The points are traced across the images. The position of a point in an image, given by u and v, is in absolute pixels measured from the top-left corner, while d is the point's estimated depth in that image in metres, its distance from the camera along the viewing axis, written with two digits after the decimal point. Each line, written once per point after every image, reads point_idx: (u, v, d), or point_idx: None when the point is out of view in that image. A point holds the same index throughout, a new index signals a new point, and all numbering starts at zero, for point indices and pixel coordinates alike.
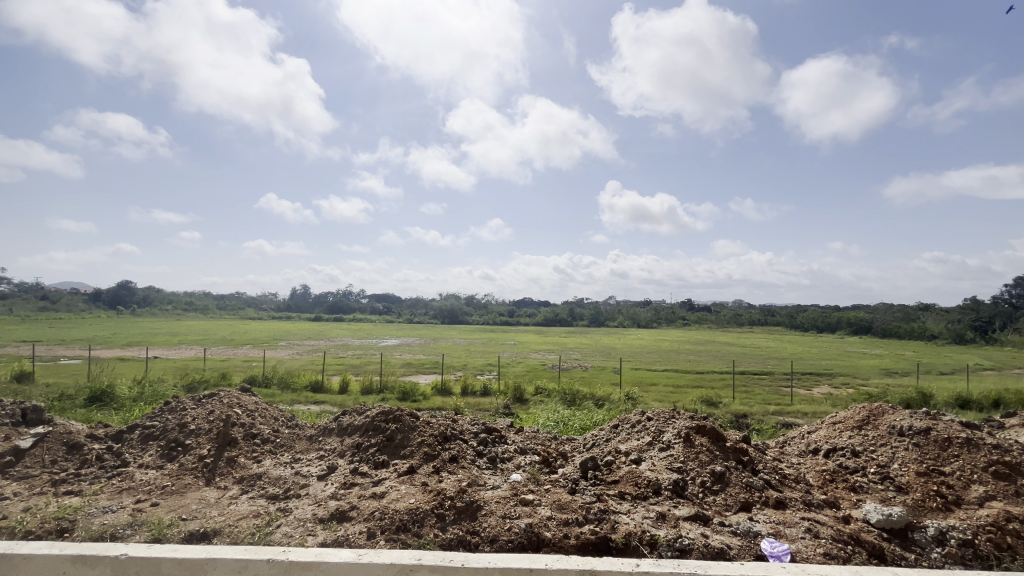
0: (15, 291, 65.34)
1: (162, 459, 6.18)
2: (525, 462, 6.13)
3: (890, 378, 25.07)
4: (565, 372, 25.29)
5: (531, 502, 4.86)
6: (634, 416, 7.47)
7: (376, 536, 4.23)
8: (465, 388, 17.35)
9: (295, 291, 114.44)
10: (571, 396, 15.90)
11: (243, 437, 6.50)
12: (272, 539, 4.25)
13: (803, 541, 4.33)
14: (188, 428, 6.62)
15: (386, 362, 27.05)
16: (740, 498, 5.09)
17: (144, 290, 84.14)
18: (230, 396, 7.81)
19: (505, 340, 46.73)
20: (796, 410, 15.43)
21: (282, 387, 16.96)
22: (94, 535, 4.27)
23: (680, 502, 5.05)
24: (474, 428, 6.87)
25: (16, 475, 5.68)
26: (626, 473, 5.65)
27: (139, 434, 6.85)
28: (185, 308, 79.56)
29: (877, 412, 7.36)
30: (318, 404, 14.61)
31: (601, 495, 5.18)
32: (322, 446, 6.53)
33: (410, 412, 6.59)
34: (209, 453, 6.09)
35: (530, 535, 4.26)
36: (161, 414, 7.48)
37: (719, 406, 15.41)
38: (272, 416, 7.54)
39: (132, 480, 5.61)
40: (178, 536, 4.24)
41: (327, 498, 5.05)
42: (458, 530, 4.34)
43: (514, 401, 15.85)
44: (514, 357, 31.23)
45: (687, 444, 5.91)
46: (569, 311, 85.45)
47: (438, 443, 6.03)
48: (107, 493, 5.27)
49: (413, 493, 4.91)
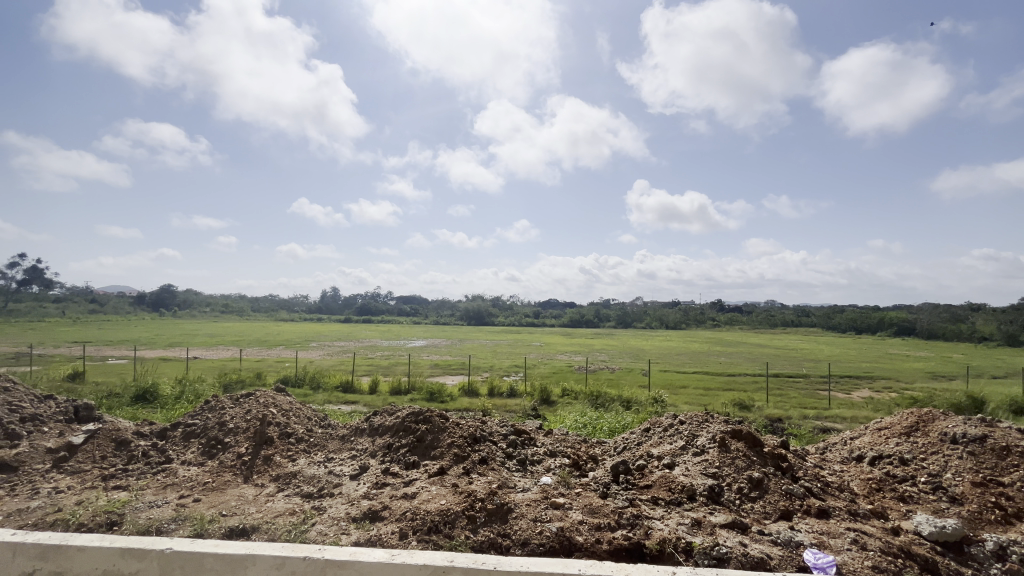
0: (68, 295, 69.64)
1: (204, 456, 6.39)
2: (555, 465, 6.06)
3: (936, 382, 23.88)
4: (593, 373, 25.15)
5: (562, 505, 4.81)
6: (666, 419, 7.33)
7: (407, 537, 4.26)
8: (492, 389, 17.41)
9: (326, 293, 117.99)
10: (599, 397, 15.81)
11: (278, 435, 6.66)
12: (307, 536, 4.33)
13: (850, 553, 4.13)
14: (226, 427, 6.83)
15: (414, 363, 27.38)
16: (780, 506, 4.90)
17: (184, 293, 87.85)
18: (266, 395, 8.02)
19: (532, 341, 46.44)
20: (836, 415, 14.88)
21: (314, 387, 17.45)
22: (140, 528, 4.45)
23: (716, 509, 4.90)
24: (504, 430, 6.86)
25: (70, 469, 5.98)
26: (659, 478, 5.52)
27: (181, 432, 7.10)
28: (222, 309, 82.96)
29: (927, 419, 6.96)
30: (349, 404, 14.96)
31: (633, 500, 5.08)
32: (354, 446, 6.63)
33: (439, 413, 6.64)
34: (247, 451, 6.27)
35: (561, 540, 4.21)
36: (201, 412, 7.74)
37: (752, 410, 15.01)
38: (305, 416, 7.72)
39: (175, 477, 5.81)
40: (219, 531, 4.38)
41: (360, 498, 5.11)
42: (490, 533, 4.33)
43: (541, 403, 15.89)
44: (540, 359, 31.10)
45: (723, 449, 5.73)
46: (595, 313, 84.91)
47: (468, 445, 6.04)
48: (153, 489, 5.48)
49: (444, 494, 4.93)
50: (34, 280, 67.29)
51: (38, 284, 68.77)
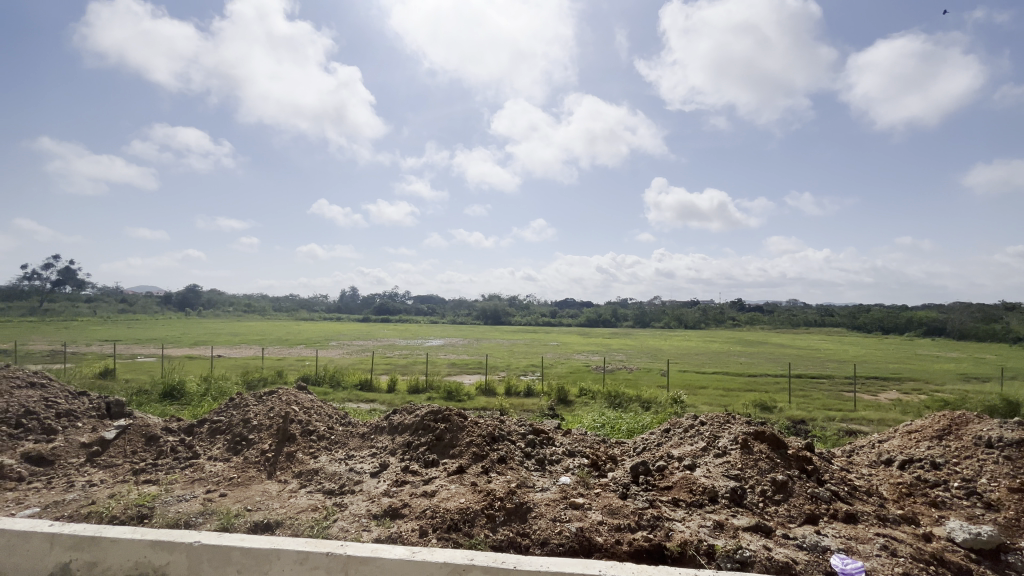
0: (99, 295, 72.12)
1: (229, 451, 6.54)
2: (574, 465, 6.03)
3: (968, 384, 23.06)
4: (610, 373, 24.97)
5: (581, 506, 4.79)
6: (686, 420, 7.23)
7: (428, 534, 4.29)
8: (509, 389, 17.42)
9: (346, 293, 119.79)
10: (617, 397, 15.68)
11: (300, 433, 6.78)
12: (329, 532, 4.39)
13: (879, 559, 4.02)
14: (251, 424, 6.98)
15: (431, 362, 27.60)
16: (805, 510, 4.80)
17: (208, 293, 90.15)
18: (289, 393, 8.17)
19: (548, 341, 46.31)
20: (862, 417, 14.48)
21: (334, 385, 17.71)
22: (170, 521, 4.57)
23: (739, 511, 4.81)
24: (522, 429, 6.86)
25: (103, 463, 6.18)
26: (679, 478, 5.46)
27: (207, 428, 7.28)
28: (245, 309, 84.85)
29: (960, 422, 6.73)
30: (368, 402, 15.15)
31: (653, 501, 5.03)
32: (374, 444, 6.70)
33: (458, 411, 6.68)
34: (271, 448, 6.41)
35: (581, 540, 4.19)
36: (226, 409, 7.93)
37: (774, 411, 14.72)
38: (327, 413, 7.85)
39: (203, 471, 5.97)
40: (245, 525, 4.47)
41: (380, 495, 5.17)
42: (509, 531, 4.33)
43: (558, 402, 15.84)
44: (557, 359, 31.02)
45: (745, 451, 5.64)
46: (612, 313, 84.29)
47: (486, 443, 6.06)
48: (181, 483, 5.64)
49: (463, 493, 4.95)
50: (67, 281, 69.99)
51: (71, 284, 71.45)
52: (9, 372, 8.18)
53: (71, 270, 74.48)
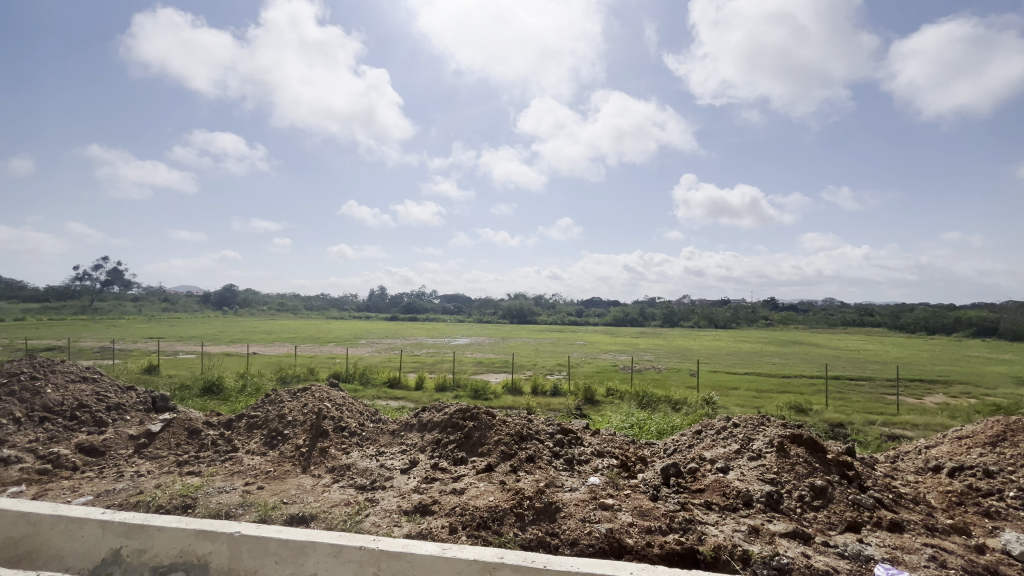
0: (143, 295, 75.66)
1: (266, 446, 6.75)
2: (603, 465, 5.97)
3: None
4: (638, 373, 24.63)
5: (611, 507, 4.73)
6: (719, 422, 7.06)
7: (457, 531, 4.32)
8: (535, 387, 17.41)
9: (374, 292, 122.16)
10: (645, 397, 15.45)
11: (333, 429, 6.95)
12: (362, 527, 4.48)
13: (927, 571, 3.84)
14: (286, 419, 7.20)
15: (458, 361, 27.80)
16: (847, 517, 4.61)
17: (244, 292, 93.38)
18: (321, 390, 8.38)
19: (575, 340, 46.08)
20: (906, 421, 13.82)
21: (364, 382, 18.07)
22: (212, 511, 4.76)
23: (775, 517, 4.66)
24: (550, 429, 6.84)
25: (150, 455, 6.48)
26: (713, 482, 5.32)
27: (245, 423, 7.54)
28: (278, 308, 87.48)
29: (1015, 428, 6.34)
30: (397, 400, 15.39)
31: (685, 504, 4.92)
32: (404, 441, 6.80)
33: (486, 410, 6.70)
34: (305, 443, 6.58)
35: (611, 541, 4.15)
36: (262, 405, 8.19)
37: (811, 414, 14.22)
38: (358, 410, 8.02)
39: (242, 465, 6.18)
40: (281, 518, 4.60)
41: (410, 491, 5.24)
42: (538, 531, 4.32)
43: (585, 402, 15.72)
44: (584, 358, 30.79)
45: (781, 454, 5.47)
46: (639, 311, 83.17)
47: (515, 442, 6.06)
48: (221, 475, 5.85)
49: (492, 491, 4.97)
50: (115, 281, 73.73)
51: (118, 284, 75.23)
52: (65, 367, 8.69)
53: (118, 271, 78.50)
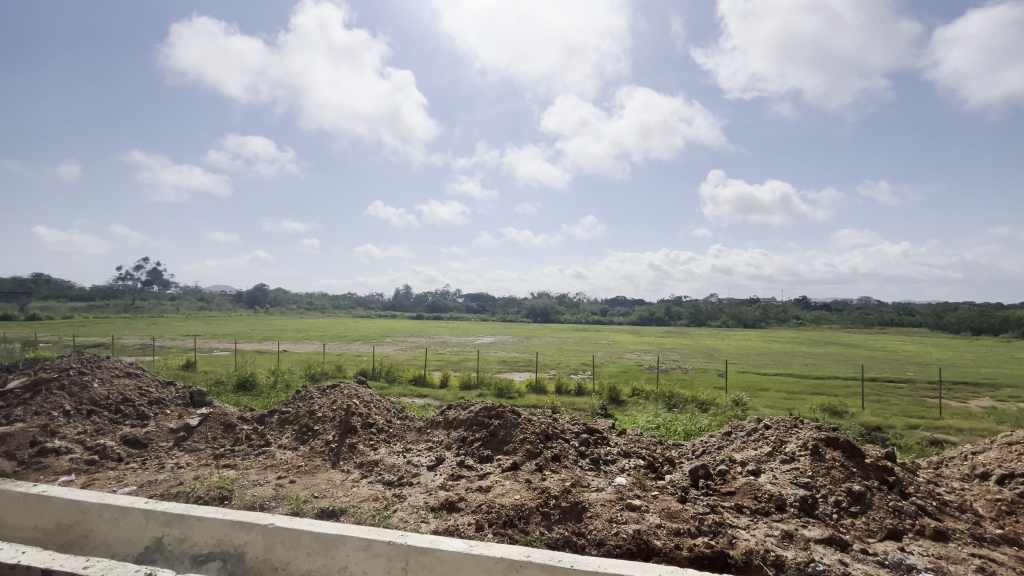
0: (181, 294, 78.70)
1: (297, 441, 6.93)
2: (630, 466, 5.90)
3: None
4: (664, 373, 24.28)
5: (638, 508, 4.68)
6: (749, 423, 6.89)
7: (484, 529, 4.35)
8: (559, 386, 17.37)
9: (399, 292, 123.96)
10: (672, 398, 15.22)
11: (361, 425, 7.09)
12: (390, 522, 4.55)
13: None
14: (316, 415, 7.37)
15: (483, 359, 27.94)
16: (887, 524, 4.44)
17: (275, 292, 96.07)
18: (350, 387, 8.55)
19: (599, 339, 45.70)
20: (949, 426, 13.20)
21: (390, 380, 18.39)
22: (247, 503, 4.92)
23: (810, 522, 4.52)
24: (576, 428, 6.80)
25: (189, 447, 6.74)
26: (743, 484, 5.20)
27: (277, 418, 7.77)
28: (307, 307, 89.66)
29: None
30: (422, 397, 15.58)
31: (715, 507, 4.82)
32: (430, 438, 6.88)
33: (511, 409, 6.71)
34: (334, 439, 6.73)
35: (638, 542, 4.10)
36: (293, 401, 8.40)
37: (846, 416, 13.74)
38: (385, 407, 8.15)
39: (274, 459, 6.36)
40: (313, 511, 4.72)
41: (437, 488, 5.30)
42: (564, 530, 4.30)
43: (610, 402, 15.59)
44: (608, 357, 30.54)
45: (816, 457, 5.30)
46: (665, 310, 81.89)
47: (540, 441, 6.05)
48: (255, 469, 6.04)
49: (518, 489, 4.98)
50: (154, 281, 76.91)
51: (158, 284, 78.44)
52: (110, 362, 9.11)
53: (157, 271, 81.88)
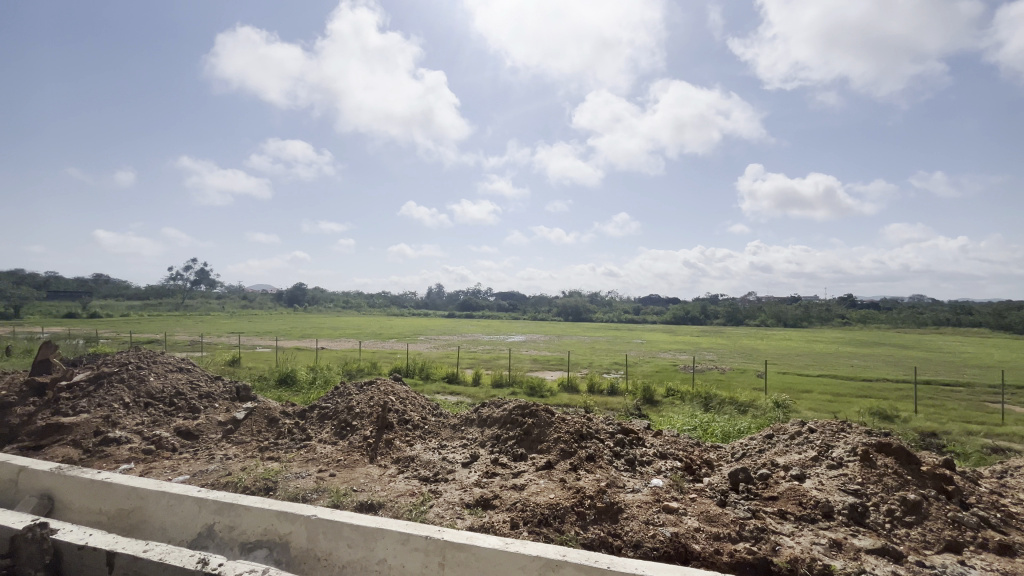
0: (226, 293, 82.28)
1: (337, 435, 7.13)
2: (666, 467, 5.78)
3: None
4: (700, 373, 23.71)
5: (675, 510, 4.58)
6: (792, 426, 6.63)
7: (519, 527, 4.36)
8: (592, 386, 17.22)
9: (432, 291, 125.76)
10: (708, 399, 14.85)
11: (397, 421, 7.23)
12: (426, 517, 4.63)
13: None
14: (354, 411, 7.56)
15: (514, 358, 28.00)
16: (945, 535, 4.19)
17: (313, 291, 99.19)
18: (386, 383, 8.73)
19: (632, 338, 45.01)
20: (1012, 433, 12.33)
21: (423, 377, 18.69)
22: (291, 495, 5.10)
23: (860, 531, 4.31)
24: (610, 428, 6.71)
25: (236, 440, 7.05)
26: (787, 489, 5.01)
27: (317, 413, 8.01)
28: (344, 305, 92.16)
29: None
30: (455, 395, 15.76)
31: (757, 512, 4.66)
32: (465, 435, 6.94)
33: (545, 407, 6.70)
34: (372, 434, 6.88)
35: (676, 545, 4.01)
36: (332, 397, 8.64)
37: (897, 421, 13.03)
38: (420, 404, 8.28)
39: (315, 452, 6.57)
40: (352, 504, 4.85)
41: (472, 485, 5.34)
42: (600, 531, 4.26)
43: (644, 402, 15.34)
44: (642, 357, 30.05)
45: (866, 464, 5.05)
46: (700, 308, 79.85)
47: (574, 441, 6.01)
48: (298, 462, 6.26)
49: (552, 489, 4.96)
50: (202, 281, 80.71)
51: (205, 284, 82.33)
52: (164, 358, 9.63)
53: (205, 271, 85.91)
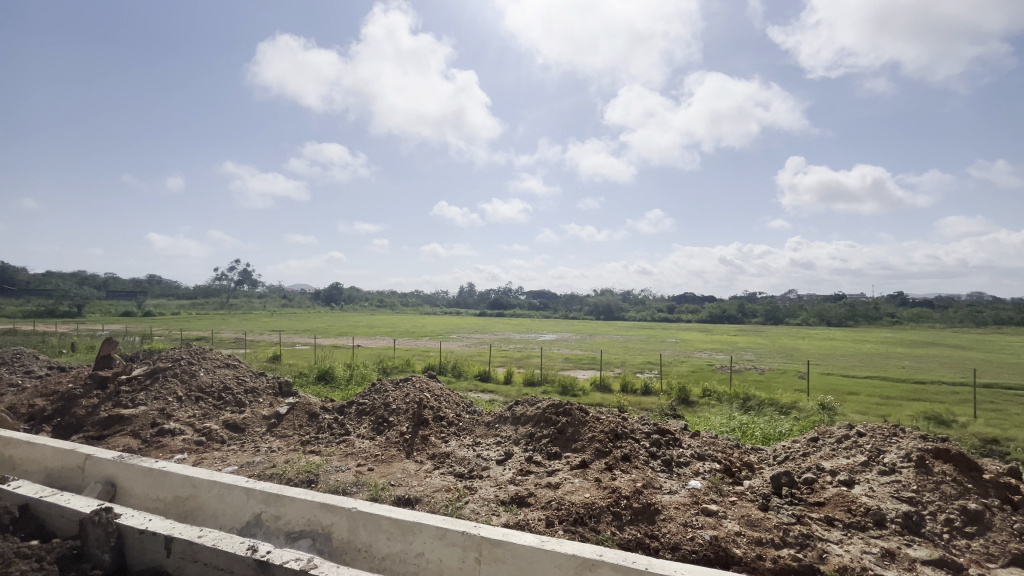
0: (268, 293, 85.31)
1: (374, 431, 7.31)
2: (704, 469, 5.65)
3: None
4: (738, 373, 22.98)
5: (715, 513, 4.47)
6: (839, 430, 6.35)
7: (554, 525, 4.35)
8: (626, 385, 16.96)
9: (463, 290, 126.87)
10: (747, 399, 14.40)
11: (432, 418, 7.34)
12: (462, 513, 4.69)
13: None
14: (391, 407, 7.73)
15: (546, 357, 27.89)
16: (1011, 549, 3.93)
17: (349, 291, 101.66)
18: (421, 380, 8.88)
19: (666, 338, 44.12)
20: None
21: (456, 375, 18.88)
22: (332, 488, 5.26)
23: (915, 541, 4.09)
24: (646, 429, 6.60)
25: (279, 433, 7.33)
26: (834, 495, 4.80)
27: (355, 408, 8.23)
28: (378, 304, 94.03)
29: None
30: (487, 393, 15.84)
31: (802, 517, 4.48)
32: (499, 432, 6.98)
33: (579, 406, 6.66)
34: (408, 430, 7.02)
35: (716, 549, 3.91)
36: (369, 393, 8.86)
37: (954, 426, 12.27)
38: (454, 401, 8.38)
39: (354, 447, 6.76)
40: (390, 498, 4.96)
41: (506, 482, 5.37)
42: (637, 532, 4.21)
43: (680, 402, 15.01)
44: (677, 356, 29.37)
45: (921, 471, 4.79)
46: (738, 307, 77.34)
47: (609, 440, 5.94)
48: (337, 455, 6.45)
49: (587, 488, 4.93)
50: (245, 281, 83.88)
51: (248, 284, 85.61)
52: (213, 354, 10.11)
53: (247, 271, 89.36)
